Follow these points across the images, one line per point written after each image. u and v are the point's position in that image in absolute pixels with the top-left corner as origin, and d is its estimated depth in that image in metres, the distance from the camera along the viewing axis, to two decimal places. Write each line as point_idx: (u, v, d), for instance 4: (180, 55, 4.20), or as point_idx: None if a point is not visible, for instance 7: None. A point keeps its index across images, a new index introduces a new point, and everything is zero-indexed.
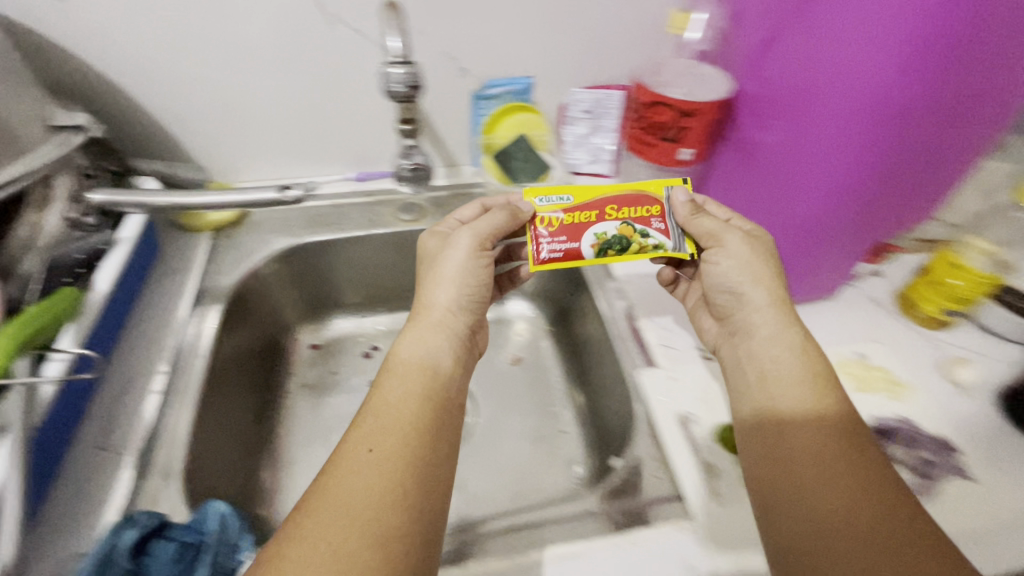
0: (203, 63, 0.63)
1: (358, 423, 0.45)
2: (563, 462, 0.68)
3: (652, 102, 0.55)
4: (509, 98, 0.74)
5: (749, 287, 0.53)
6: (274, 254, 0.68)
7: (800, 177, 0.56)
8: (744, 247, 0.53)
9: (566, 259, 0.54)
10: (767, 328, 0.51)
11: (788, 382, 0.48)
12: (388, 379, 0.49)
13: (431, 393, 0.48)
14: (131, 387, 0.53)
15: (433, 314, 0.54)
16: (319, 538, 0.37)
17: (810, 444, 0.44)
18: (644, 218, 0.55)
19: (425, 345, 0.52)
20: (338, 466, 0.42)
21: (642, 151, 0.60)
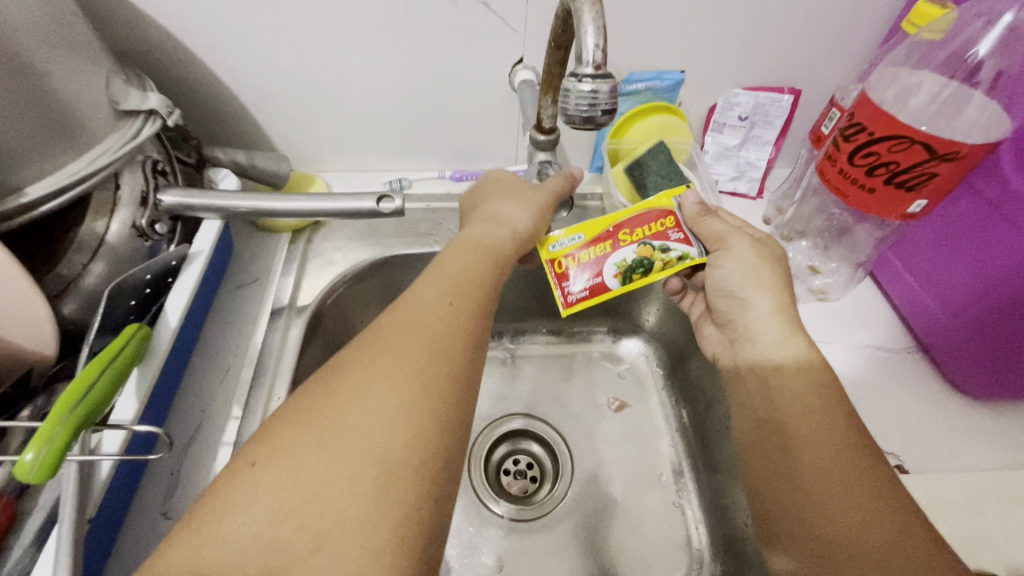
0: (297, 33, 0.52)
1: (427, 277, 0.42)
2: (677, 544, 0.57)
3: (898, 136, 0.40)
4: (650, 96, 0.60)
5: (759, 290, 0.49)
6: (361, 266, 0.58)
7: None
8: (751, 251, 0.49)
9: (598, 296, 0.49)
10: (766, 328, 0.48)
11: (790, 365, 0.45)
12: (453, 249, 0.45)
13: (494, 267, 0.44)
14: (200, 434, 0.45)
15: (504, 217, 0.47)
16: (378, 375, 0.34)
17: (811, 430, 0.42)
18: (660, 232, 0.49)
19: (503, 228, 0.46)
20: (410, 306, 0.39)
21: (852, 193, 0.45)
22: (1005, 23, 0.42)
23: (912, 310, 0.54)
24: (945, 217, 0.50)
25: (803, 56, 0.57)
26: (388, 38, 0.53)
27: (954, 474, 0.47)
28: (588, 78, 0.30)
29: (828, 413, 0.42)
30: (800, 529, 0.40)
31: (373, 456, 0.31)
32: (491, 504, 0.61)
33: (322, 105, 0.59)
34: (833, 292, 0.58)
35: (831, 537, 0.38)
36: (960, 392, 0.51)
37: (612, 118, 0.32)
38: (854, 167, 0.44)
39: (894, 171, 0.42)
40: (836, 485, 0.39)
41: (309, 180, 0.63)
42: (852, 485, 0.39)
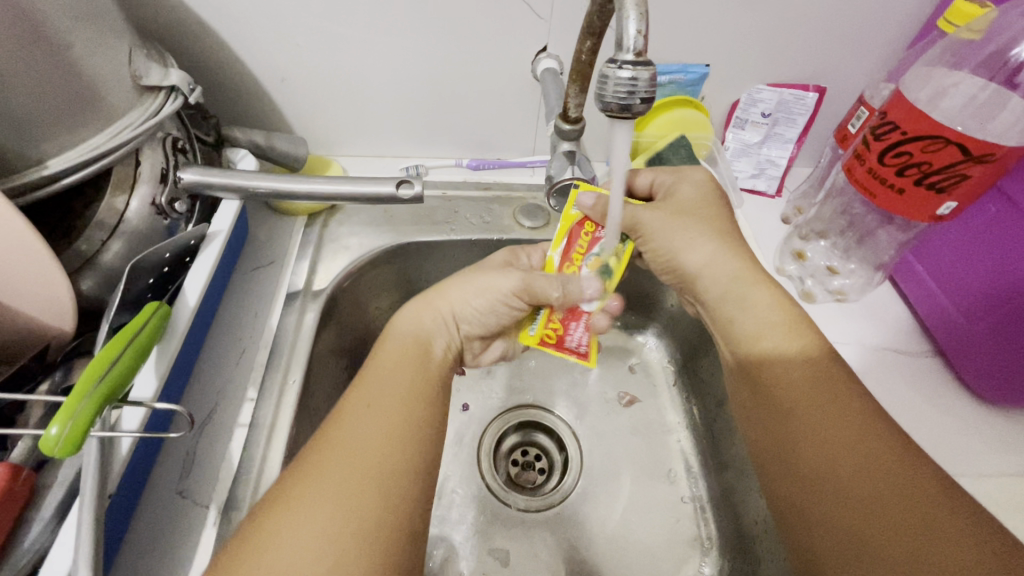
0: (321, 13, 0.51)
1: (362, 377, 0.41)
2: (686, 540, 0.57)
3: (932, 136, 0.39)
4: (674, 89, 0.59)
5: (693, 244, 0.46)
6: (377, 252, 0.58)
7: None
8: (659, 214, 0.47)
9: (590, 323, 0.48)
10: (713, 275, 0.45)
11: (757, 306, 0.43)
12: (386, 342, 0.44)
13: (428, 361, 0.43)
14: (215, 415, 0.45)
15: (442, 305, 0.46)
16: (314, 484, 0.34)
17: (789, 371, 0.41)
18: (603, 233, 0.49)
19: (434, 315, 0.46)
20: (341, 416, 0.38)
21: (880, 194, 0.45)
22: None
23: (933, 314, 0.53)
24: (971, 223, 0.49)
25: (831, 53, 0.57)
26: (412, 22, 0.53)
27: (970, 478, 0.46)
28: (629, 65, 0.29)
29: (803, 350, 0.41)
30: (784, 468, 0.39)
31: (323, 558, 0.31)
32: (499, 494, 0.60)
33: (342, 89, 0.58)
34: (852, 294, 0.58)
35: (815, 472, 0.36)
36: (978, 396, 0.51)
37: (649, 108, 0.31)
38: (884, 167, 0.43)
39: (926, 172, 0.41)
40: (815, 422, 0.38)
41: (326, 163, 0.62)
42: (837, 419, 0.37)
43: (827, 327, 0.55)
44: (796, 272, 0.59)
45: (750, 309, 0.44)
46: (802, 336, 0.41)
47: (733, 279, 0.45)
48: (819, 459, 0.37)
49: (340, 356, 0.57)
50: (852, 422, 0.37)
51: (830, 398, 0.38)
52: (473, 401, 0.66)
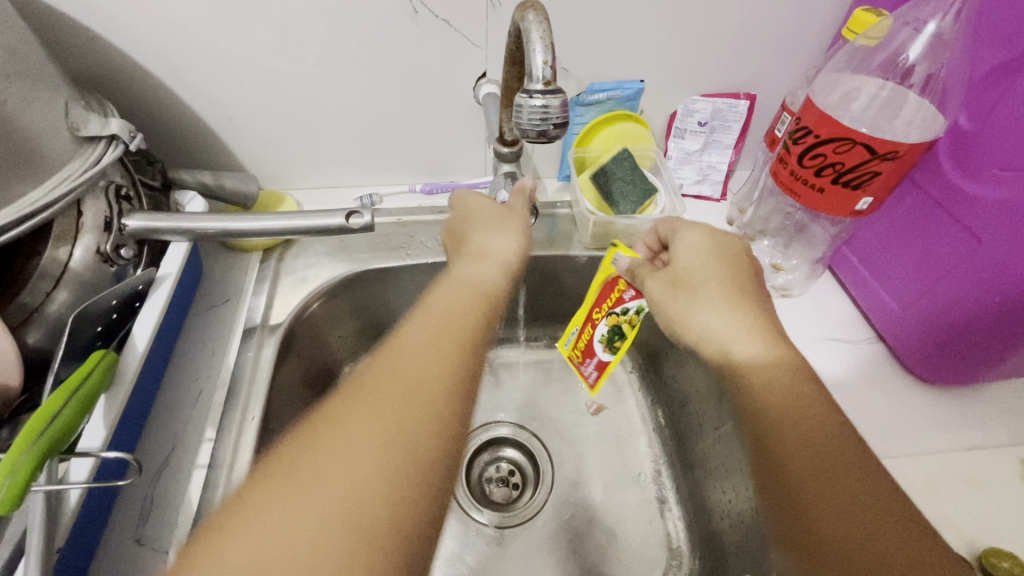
0: (261, 52, 0.53)
1: (412, 316, 0.39)
2: (659, 543, 0.58)
3: (839, 138, 0.42)
4: (612, 105, 0.62)
5: (697, 310, 0.45)
6: (334, 282, 0.59)
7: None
8: (657, 288, 0.49)
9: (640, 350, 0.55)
10: (716, 342, 0.43)
11: (750, 368, 0.40)
12: (443, 288, 0.42)
13: (483, 307, 0.41)
14: (174, 458, 0.45)
15: (494, 254, 0.45)
16: (359, 420, 0.30)
17: (805, 445, 0.36)
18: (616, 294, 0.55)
19: (491, 260, 0.45)
20: (391, 349, 0.35)
21: (803, 194, 0.47)
22: (930, 31, 0.46)
23: (869, 302, 0.56)
24: (893, 215, 0.52)
25: (755, 62, 0.60)
26: (351, 55, 0.54)
27: (915, 456, 0.48)
28: (538, 93, 0.31)
29: (811, 409, 0.37)
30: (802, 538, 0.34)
31: (344, 502, 0.27)
32: (473, 514, 0.60)
33: (290, 124, 0.59)
34: (795, 288, 0.60)
35: (835, 541, 0.32)
36: (915, 376, 0.53)
37: (565, 132, 0.33)
38: (803, 169, 0.46)
39: (840, 171, 0.44)
40: (818, 484, 0.34)
41: (279, 199, 0.63)
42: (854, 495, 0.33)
43: None
44: None
45: (753, 368, 0.40)
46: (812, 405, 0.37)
47: (736, 346, 0.42)
48: (834, 525, 0.32)
49: (301, 388, 0.57)
50: (862, 488, 0.33)
51: (836, 460, 0.34)
52: None
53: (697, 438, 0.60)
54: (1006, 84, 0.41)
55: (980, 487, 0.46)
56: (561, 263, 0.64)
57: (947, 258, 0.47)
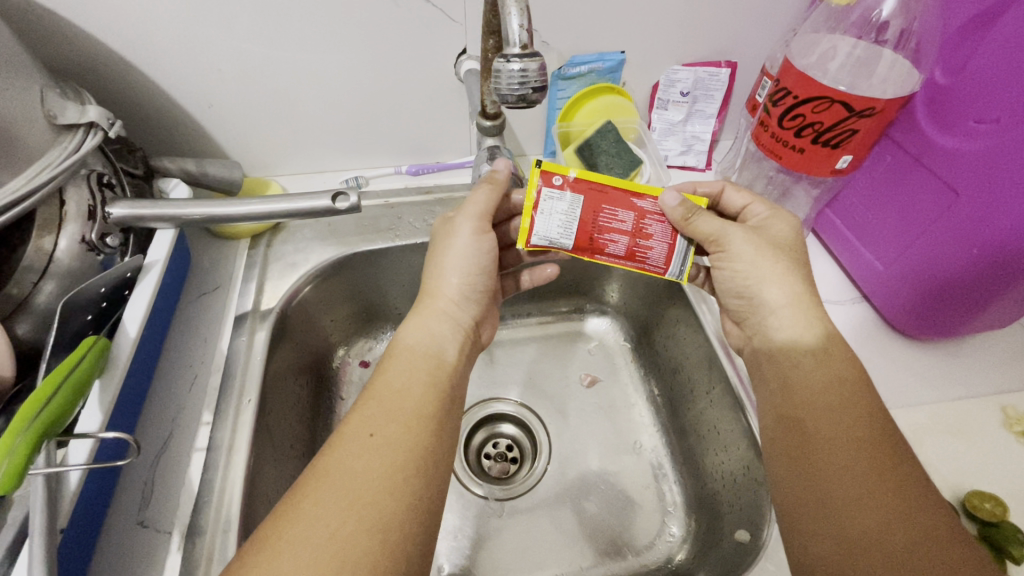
0: (238, 36, 0.52)
1: (364, 398, 0.39)
2: (655, 508, 0.59)
3: (816, 97, 0.43)
4: (595, 77, 0.62)
5: (770, 280, 0.44)
6: (322, 267, 0.59)
7: (994, 172, 0.41)
8: (749, 245, 0.45)
9: (683, 245, 0.46)
10: (798, 319, 0.43)
11: (808, 359, 0.41)
12: (391, 361, 0.42)
13: (437, 375, 0.41)
14: (172, 443, 0.45)
15: (440, 301, 0.46)
16: (361, 461, 0.35)
17: (839, 428, 0.37)
18: (604, 237, 0.45)
19: (439, 321, 0.45)
20: (335, 449, 0.36)
21: (785, 155, 0.48)
22: None
23: (854, 262, 0.57)
24: (874, 173, 0.53)
25: (735, 29, 0.60)
26: (330, 35, 0.54)
27: (900, 409, 0.49)
28: (516, 57, 0.31)
29: (853, 403, 0.38)
30: (806, 518, 0.36)
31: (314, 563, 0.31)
32: (472, 488, 0.61)
33: (272, 109, 0.59)
34: None
35: (852, 531, 0.33)
36: (898, 332, 0.54)
37: (544, 96, 0.33)
38: (784, 130, 0.47)
39: (820, 131, 0.44)
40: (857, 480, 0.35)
41: (264, 184, 0.63)
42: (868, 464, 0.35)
43: None
44: None
45: (829, 367, 0.40)
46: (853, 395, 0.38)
47: (802, 345, 0.42)
48: (862, 518, 0.34)
49: (296, 373, 0.58)
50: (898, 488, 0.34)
51: (878, 460, 0.35)
52: None
53: (690, 403, 0.60)
54: (980, 35, 0.41)
55: (964, 436, 0.47)
56: None
57: (923, 205, 0.48)
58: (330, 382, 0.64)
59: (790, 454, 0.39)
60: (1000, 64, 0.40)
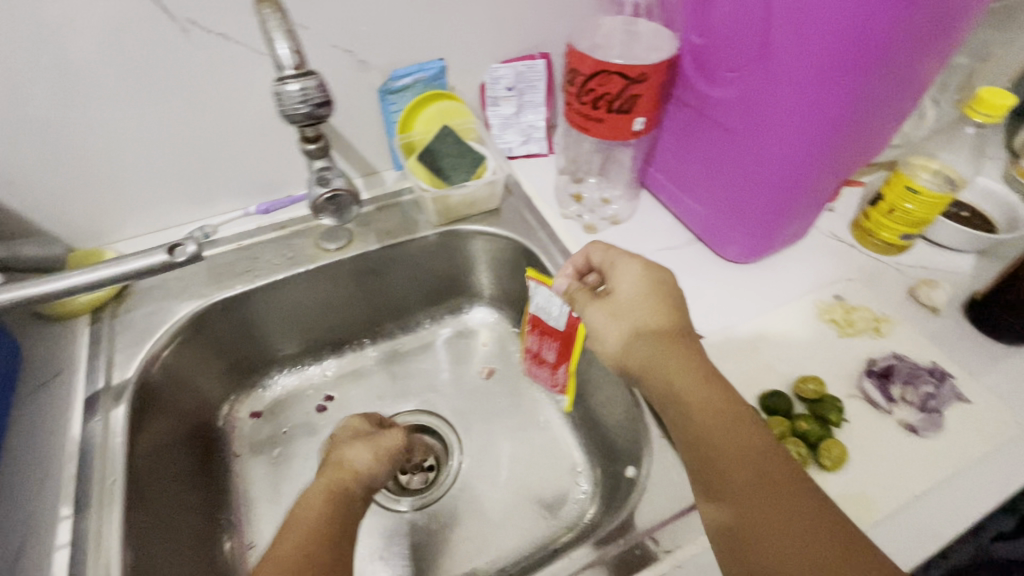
0: (22, 104, 0.48)
1: (280, 536, 0.40)
2: (565, 471, 0.62)
3: (598, 71, 0.48)
4: (422, 86, 0.64)
5: (629, 336, 0.44)
6: (180, 327, 0.56)
7: (760, 119, 0.49)
8: (601, 317, 0.46)
9: (550, 392, 0.67)
10: (654, 364, 0.41)
11: (682, 385, 0.40)
12: (304, 497, 0.44)
13: (337, 512, 0.43)
14: (28, 549, 0.41)
15: (348, 463, 0.48)
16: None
17: (734, 459, 0.36)
18: (537, 335, 0.64)
19: (353, 472, 0.47)
20: (269, 560, 0.38)
21: (590, 127, 0.53)
22: None
23: (681, 208, 0.64)
24: (673, 131, 0.60)
25: (537, 22, 0.65)
26: (132, 89, 0.51)
27: (742, 325, 0.56)
28: (292, 79, 0.34)
29: (740, 428, 0.37)
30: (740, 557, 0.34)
31: None
32: (391, 505, 0.60)
33: (87, 174, 0.55)
34: (625, 215, 0.67)
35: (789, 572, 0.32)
36: (726, 259, 0.62)
37: (332, 110, 0.36)
38: (584, 105, 0.52)
39: (611, 101, 0.50)
40: (787, 537, 0.33)
41: (97, 254, 0.59)
42: (770, 488, 0.35)
43: None
44: (577, 211, 0.67)
45: (691, 402, 0.39)
46: (734, 420, 0.37)
47: (670, 380, 0.40)
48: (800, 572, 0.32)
49: (174, 442, 0.55)
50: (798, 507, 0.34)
51: (771, 476, 0.35)
52: None
53: None
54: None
55: (791, 335, 0.54)
56: (414, 247, 0.66)
57: (718, 152, 0.56)
58: (218, 443, 0.61)
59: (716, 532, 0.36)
60: (735, 26, 0.47)
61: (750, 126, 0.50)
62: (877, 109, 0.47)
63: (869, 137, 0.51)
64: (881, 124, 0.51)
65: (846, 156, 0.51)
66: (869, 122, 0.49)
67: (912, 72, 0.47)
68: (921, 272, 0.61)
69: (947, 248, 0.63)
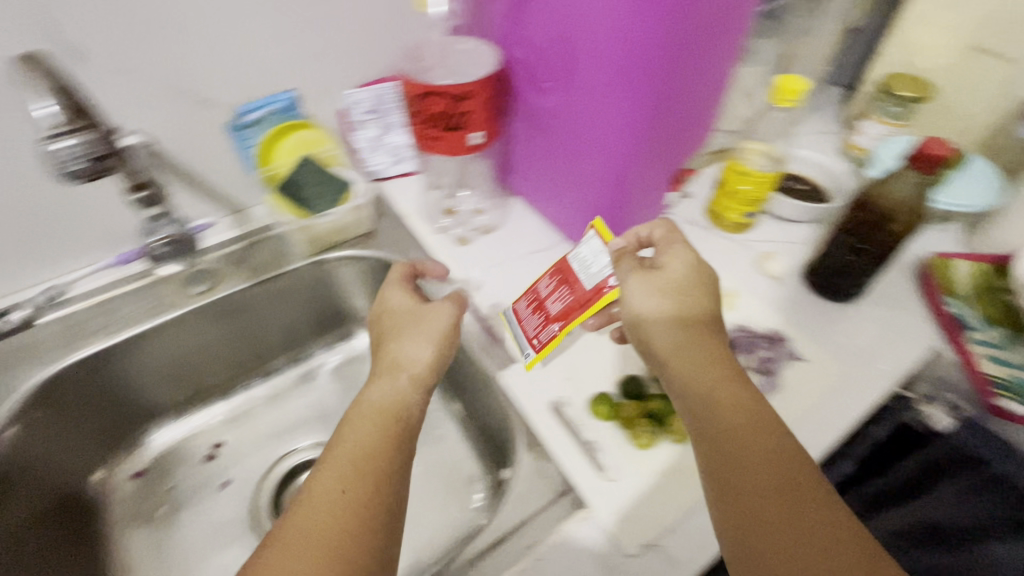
0: None
1: (297, 509, 0.38)
2: (463, 480, 0.63)
3: (425, 94, 0.49)
4: (275, 120, 0.64)
5: (653, 322, 0.44)
6: (30, 399, 0.53)
7: (582, 124, 0.53)
8: (645, 293, 0.45)
9: (526, 344, 0.54)
10: (681, 350, 0.42)
11: (694, 373, 0.41)
12: (333, 449, 0.42)
13: (375, 456, 0.41)
14: None
15: (403, 366, 0.48)
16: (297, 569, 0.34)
17: (758, 446, 0.37)
18: (557, 281, 0.53)
19: (394, 380, 0.47)
20: (304, 502, 0.38)
21: (432, 147, 0.54)
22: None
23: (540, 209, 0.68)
24: (517, 139, 0.63)
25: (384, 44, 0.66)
26: None
27: None
28: (66, 136, 0.40)
29: (749, 418, 0.38)
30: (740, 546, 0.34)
31: None
32: None
33: None
34: (496, 223, 0.69)
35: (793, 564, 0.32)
36: None
37: (114, 159, 0.44)
38: (421, 126, 0.53)
39: (443, 120, 0.51)
40: (786, 526, 0.34)
41: None
42: (776, 478, 0.35)
43: (479, 259, 0.64)
44: (450, 225, 0.69)
45: (716, 396, 0.40)
46: (745, 410, 0.39)
47: (685, 367, 0.42)
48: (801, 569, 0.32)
49: (35, 520, 0.52)
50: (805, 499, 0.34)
51: (790, 471, 0.36)
52: (234, 474, 0.63)
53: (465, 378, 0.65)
54: (517, 20, 0.53)
55: None
56: (286, 280, 0.65)
57: (557, 156, 0.60)
58: (92, 511, 0.58)
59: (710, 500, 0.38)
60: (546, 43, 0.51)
61: (581, 131, 0.54)
62: (680, 108, 0.53)
63: (681, 131, 0.57)
64: (692, 120, 0.57)
65: (664, 151, 0.56)
66: (680, 120, 0.55)
67: (710, 68, 0.53)
68: (766, 246, 0.66)
69: (790, 220, 0.69)
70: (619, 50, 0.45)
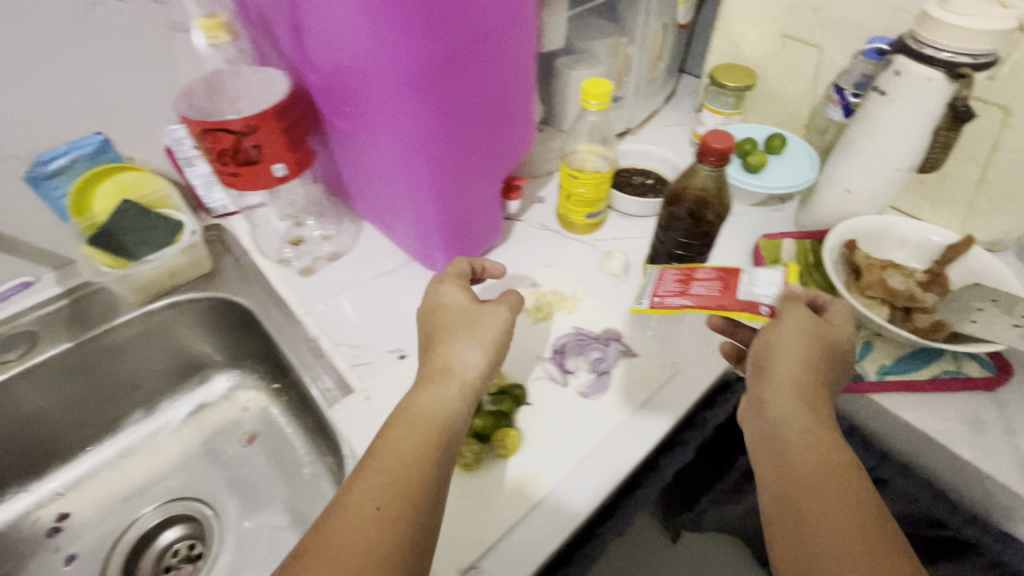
0: None
1: (322, 524, 0.34)
2: None
3: (206, 131, 0.48)
4: (83, 165, 0.60)
5: (780, 369, 0.41)
6: None
7: (385, 150, 0.53)
8: (792, 334, 0.42)
9: (645, 292, 0.54)
10: (799, 392, 0.40)
11: (797, 425, 0.38)
12: (382, 449, 0.38)
13: (415, 472, 0.37)
14: None
15: (454, 369, 0.44)
16: None
17: (832, 491, 0.35)
18: (697, 283, 0.51)
19: (448, 388, 0.42)
20: (341, 515, 0.34)
21: (234, 183, 0.52)
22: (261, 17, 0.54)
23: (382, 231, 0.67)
24: (343, 164, 0.62)
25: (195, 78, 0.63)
26: None
27: None
28: None
29: (841, 470, 0.35)
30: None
31: None
32: None
33: None
34: (343, 249, 0.67)
35: None
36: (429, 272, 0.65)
37: None
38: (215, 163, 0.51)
39: (233, 156, 0.49)
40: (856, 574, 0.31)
41: None
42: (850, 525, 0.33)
43: (321, 290, 0.63)
44: (295, 256, 0.67)
45: (812, 440, 0.37)
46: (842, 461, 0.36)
47: (798, 387, 0.40)
48: None
49: None
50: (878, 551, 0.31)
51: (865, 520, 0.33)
52: (81, 545, 0.60)
53: None
54: (302, 49, 0.51)
55: None
56: (114, 334, 0.62)
57: (378, 181, 0.59)
58: None
59: (772, 509, 0.36)
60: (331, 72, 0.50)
61: (389, 154, 0.53)
62: (483, 126, 0.53)
63: (497, 147, 0.57)
64: (504, 135, 0.57)
65: (480, 168, 0.57)
66: (488, 136, 0.55)
67: (508, 80, 0.53)
68: (612, 244, 0.68)
69: (635, 215, 0.71)
70: (393, 68, 0.44)
